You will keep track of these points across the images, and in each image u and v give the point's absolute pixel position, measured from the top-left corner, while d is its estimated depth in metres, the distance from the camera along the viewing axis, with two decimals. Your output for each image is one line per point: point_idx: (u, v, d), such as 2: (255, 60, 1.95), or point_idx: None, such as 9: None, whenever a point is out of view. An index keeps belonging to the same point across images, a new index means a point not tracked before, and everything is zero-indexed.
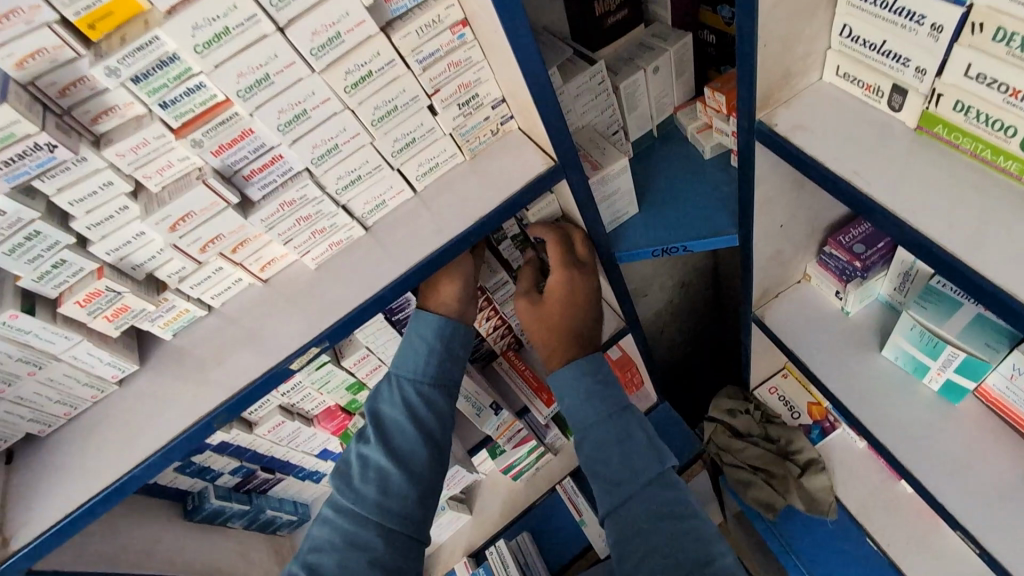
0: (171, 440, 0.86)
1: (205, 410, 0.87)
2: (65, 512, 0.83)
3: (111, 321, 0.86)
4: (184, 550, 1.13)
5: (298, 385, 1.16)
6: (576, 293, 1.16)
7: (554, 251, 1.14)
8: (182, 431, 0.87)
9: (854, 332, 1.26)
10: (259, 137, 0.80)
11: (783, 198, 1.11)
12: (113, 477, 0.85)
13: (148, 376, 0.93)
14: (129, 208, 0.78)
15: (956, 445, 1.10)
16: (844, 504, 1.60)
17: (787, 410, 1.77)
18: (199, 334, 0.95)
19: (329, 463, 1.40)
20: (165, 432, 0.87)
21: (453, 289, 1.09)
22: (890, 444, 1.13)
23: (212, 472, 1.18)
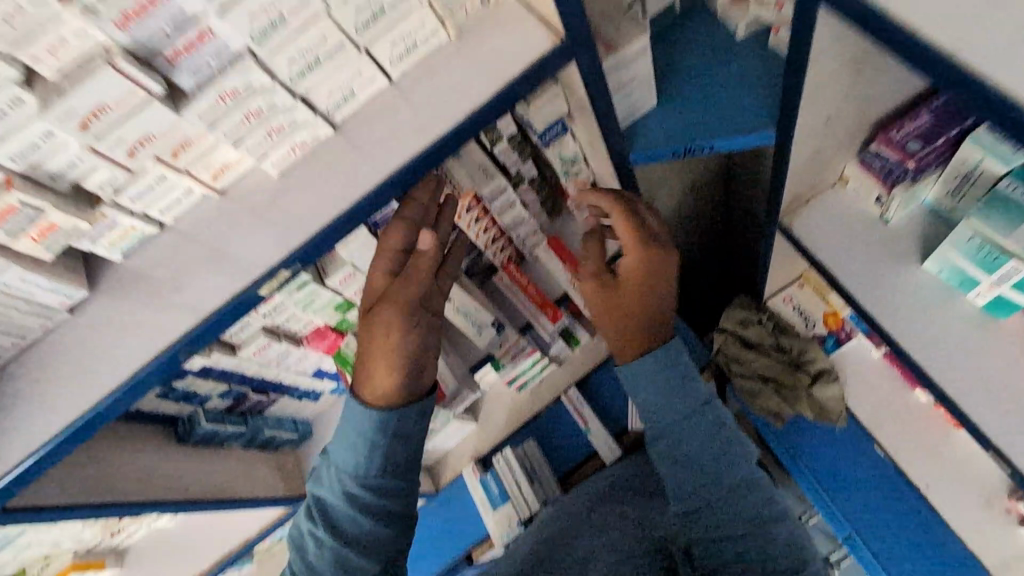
0: (138, 372, 0.80)
1: (172, 338, 0.80)
2: (38, 443, 0.79)
3: (38, 242, 0.74)
4: (182, 472, 1.10)
5: (280, 306, 1.07)
6: (655, 262, 1.01)
7: (626, 221, 1.00)
8: (148, 361, 0.80)
9: (892, 242, 1.12)
10: (176, 3, 0.62)
11: (834, 86, 0.93)
12: (83, 409, 0.79)
13: (103, 302, 0.84)
14: (28, 103, 0.63)
15: (998, 364, 1.01)
16: (854, 415, 1.59)
17: (802, 320, 1.68)
18: (153, 256, 0.84)
19: (325, 382, 1.35)
20: (132, 362, 0.80)
21: (383, 380, 0.95)
22: (925, 361, 1.04)
23: (199, 397, 1.12)
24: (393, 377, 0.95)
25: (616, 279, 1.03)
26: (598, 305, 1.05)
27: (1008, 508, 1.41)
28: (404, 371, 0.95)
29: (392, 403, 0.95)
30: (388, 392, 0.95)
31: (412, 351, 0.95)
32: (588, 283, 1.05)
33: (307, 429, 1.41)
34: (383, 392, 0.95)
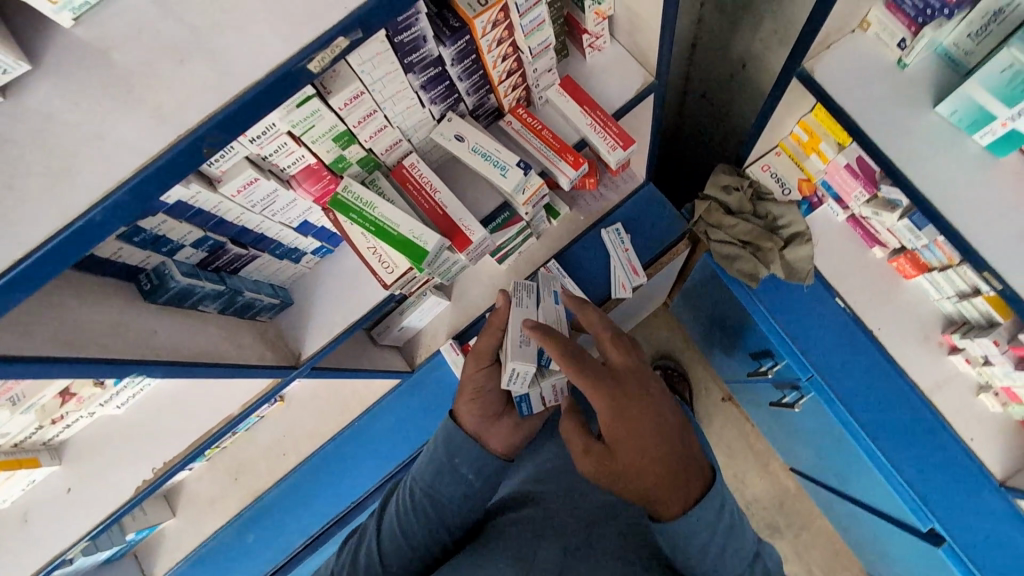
0: (166, 156, 0.60)
1: (204, 114, 0.61)
2: (26, 251, 0.58)
3: (54, 2, 0.57)
4: (175, 335, 0.92)
5: (272, 129, 0.86)
6: (626, 405, 0.92)
7: (583, 378, 0.94)
8: (208, 117, 0.61)
9: (902, 88, 1.23)
10: None
11: None
12: (82, 206, 0.59)
13: (50, 86, 0.61)
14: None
15: (990, 196, 1.16)
16: (820, 272, 1.79)
17: (779, 186, 1.84)
18: (131, 28, 0.63)
19: (310, 241, 1.15)
20: (145, 144, 0.60)
21: (502, 433, 1.16)
22: (937, 203, 1.17)
23: (170, 243, 0.90)
24: (505, 423, 1.18)
25: (604, 444, 0.94)
26: (604, 475, 0.93)
27: (939, 341, 1.69)
28: (480, 407, 1.16)
29: (474, 427, 1.14)
30: (473, 429, 1.15)
31: (475, 392, 1.16)
32: (585, 465, 0.95)
33: (288, 296, 1.21)
34: (472, 425, 1.14)
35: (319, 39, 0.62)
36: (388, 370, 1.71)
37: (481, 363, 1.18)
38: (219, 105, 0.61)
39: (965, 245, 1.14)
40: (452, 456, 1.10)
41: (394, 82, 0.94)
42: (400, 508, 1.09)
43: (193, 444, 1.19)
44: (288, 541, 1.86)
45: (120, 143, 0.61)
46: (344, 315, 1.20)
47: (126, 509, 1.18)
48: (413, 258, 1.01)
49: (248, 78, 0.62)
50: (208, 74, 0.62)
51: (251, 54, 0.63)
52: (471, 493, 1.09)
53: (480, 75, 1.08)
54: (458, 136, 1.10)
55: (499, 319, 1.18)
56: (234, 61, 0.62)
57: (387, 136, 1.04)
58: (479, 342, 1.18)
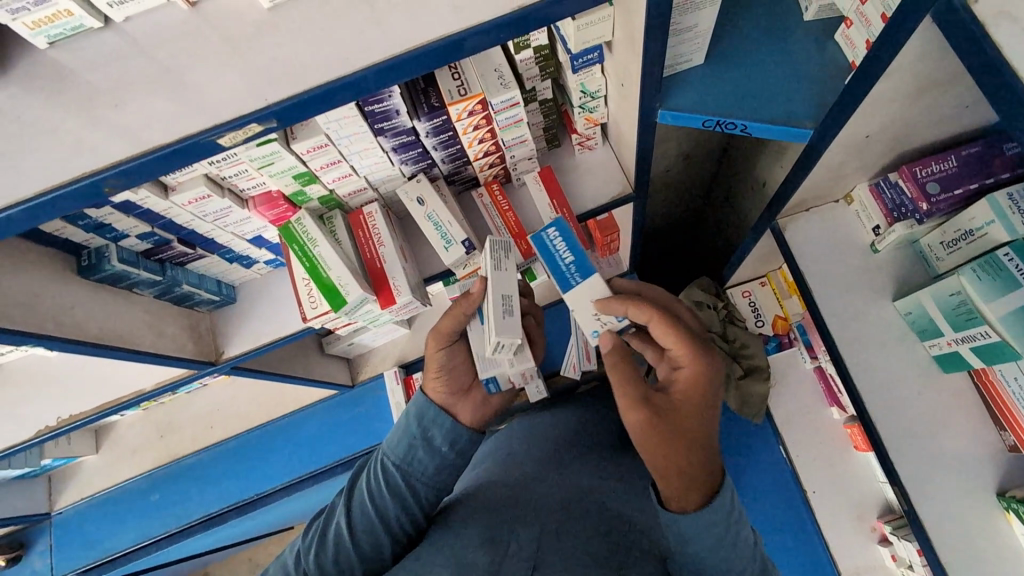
0: (66, 186, 0.66)
1: (109, 161, 0.66)
2: None
3: (33, 29, 0.65)
4: (86, 311, 0.98)
5: (232, 157, 0.93)
6: (720, 382, 0.86)
7: (680, 340, 0.86)
8: (115, 164, 0.66)
9: (871, 274, 1.17)
10: None
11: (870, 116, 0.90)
12: None
13: (11, 95, 0.68)
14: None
15: (931, 413, 1.10)
16: (771, 414, 1.77)
17: (753, 316, 1.81)
18: (91, 62, 0.69)
19: (263, 252, 1.22)
20: (57, 171, 0.66)
21: (471, 405, 1.05)
22: (869, 403, 1.11)
23: (114, 232, 0.97)
24: (474, 395, 1.06)
25: (668, 398, 0.84)
26: (654, 432, 0.82)
27: (872, 525, 1.63)
28: (445, 383, 1.04)
29: (442, 401, 1.03)
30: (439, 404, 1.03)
31: (439, 368, 1.03)
32: (634, 415, 0.84)
33: (231, 295, 1.28)
34: (437, 400, 1.03)
35: (232, 120, 0.66)
36: (325, 380, 1.76)
37: (440, 343, 1.04)
38: (128, 155, 0.67)
39: (886, 453, 1.09)
40: (426, 427, 0.99)
41: (359, 142, 1.00)
42: (371, 482, 0.95)
43: (103, 405, 1.24)
44: (187, 510, 1.91)
45: (38, 164, 0.66)
46: (272, 328, 1.27)
47: (19, 449, 1.20)
48: (334, 303, 1.07)
49: (162, 138, 0.67)
50: (135, 123, 0.67)
51: (175, 112, 0.67)
52: (447, 463, 0.98)
53: (455, 150, 1.13)
54: (420, 199, 1.16)
55: (470, 302, 1.03)
56: (159, 116, 0.67)
57: (350, 182, 1.10)
58: (440, 320, 1.05)
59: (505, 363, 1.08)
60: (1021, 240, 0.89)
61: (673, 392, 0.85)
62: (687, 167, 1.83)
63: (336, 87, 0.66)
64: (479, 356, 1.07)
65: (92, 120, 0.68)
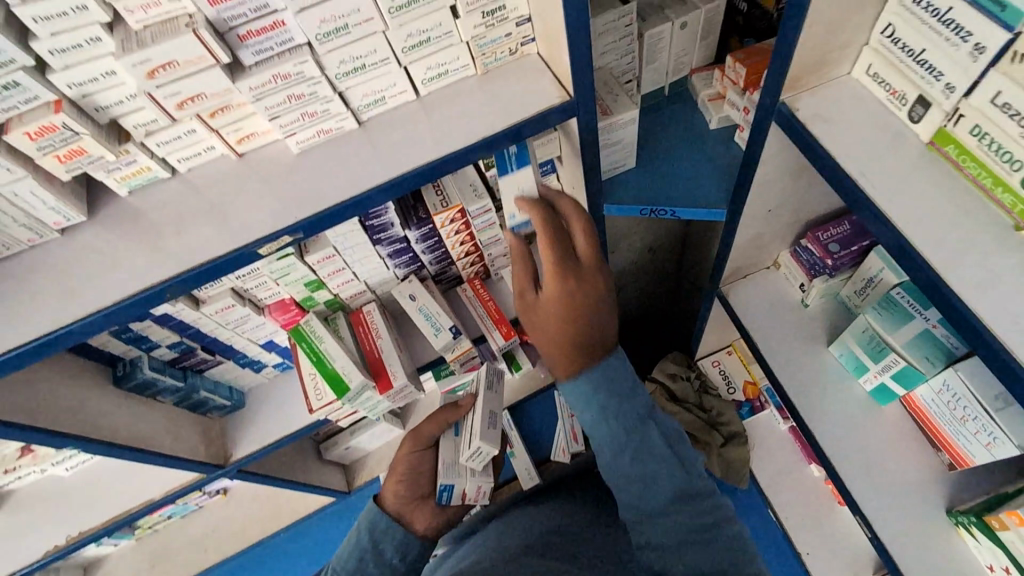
0: (129, 298, 0.81)
1: (162, 276, 0.82)
2: None
3: (121, 181, 0.85)
4: (111, 416, 1.08)
5: (255, 271, 1.10)
6: (579, 300, 1.01)
7: (547, 262, 1.03)
8: (175, 277, 0.82)
9: (806, 326, 1.36)
10: (288, 31, 0.75)
11: (768, 195, 1.14)
12: (48, 329, 0.78)
13: (89, 231, 0.86)
14: (89, 6, 0.65)
15: (874, 443, 1.24)
16: (755, 477, 1.84)
17: (725, 384, 1.94)
18: (157, 201, 0.89)
19: (272, 356, 1.35)
20: (120, 286, 0.81)
21: (426, 513, 1.17)
22: (822, 440, 1.24)
23: (149, 342, 1.12)
24: (431, 504, 1.18)
25: (536, 302, 1.07)
26: (527, 321, 1.09)
27: None
28: (407, 487, 1.18)
29: (401, 506, 1.15)
30: (395, 508, 1.15)
31: (405, 473, 1.20)
32: (517, 306, 1.11)
33: (240, 400, 1.39)
34: (394, 505, 1.15)
35: (267, 235, 0.84)
36: (322, 486, 1.81)
37: (416, 445, 1.25)
38: (177, 271, 0.83)
39: (844, 484, 1.20)
40: (377, 540, 1.08)
41: (360, 251, 1.19)
42: None
43: (111, 519, 1.32)
44: None
45: (103, 282, 0.82)
46: (280, 427, 1.37)
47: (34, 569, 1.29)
48: (338, 391, 1.21)
49: (208, 254, 0.84)
50: (188, 244, 0.85)
51: (221, 232, 0.86)
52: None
53: (441, 252, 1.33)
54: (412, 295, 1.34)
55: (455, 411, 1.27)
56: (207, 238, 0.85)
57: (351, 286, 1.28)
58: (422, 426, 1.27)
59: (464, 475, 1.23)
60: (908, 282, 1.11)
61: (537, 302, 1.06)
62: (647, 257, 2.07)
63: (347, 207, 0.86)
64: (444, 462, 1.23)
65: (153, 245, 0.85)
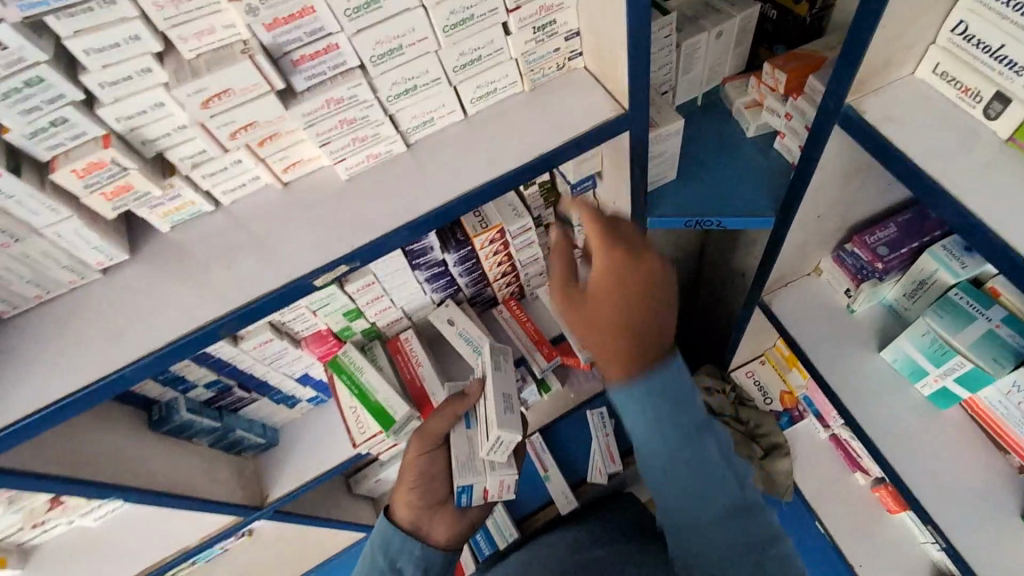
0: (176, 341, 0.76)
1: (211, 314, 0.78)
2: (38, 405, 0.72)
3: (163, 217, 0.81)
4: (148, 462, 1.05)
5: (295, 303, 1.07)
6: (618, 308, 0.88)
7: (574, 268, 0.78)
8: (224, 316, 0.78)
9: (857, 332, 1.32)
10: (342, 54, 0.72)
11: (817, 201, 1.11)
12: (95, 376, 0.74)
13: (130, 270, 0.82)
14: (142, 36, 0.61)
15: (942, 452, 1.19)
16: (800, 489, 1.77)
17: (760, 394, 1.89)
18: (199, 236, 0.85)
19: (307, 390, 1.31)
20: (167, 328, 0.77)
21: (444, 520, 1.09)
22: (887, 451, 1.19)
23: (186, 382, 1.08)
24: (449, 509, 1.10)
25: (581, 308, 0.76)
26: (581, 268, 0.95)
27: None
28: (420, 494, 1.09)
29: (416, 517, 1.07)
30: (410, 518, 1.07)
31: (417, 477, 1.10)
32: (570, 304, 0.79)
33: (274, 438, 1.34)
34: (407, 517, 1.06)
35: (321, 266, 0.80)
36: (354, 522, 1.74)
37: (425, 446, 1.13)
38: (227, 309, 0.78)
39: (916, 498, 1.14)
40: (393, 559, 1.02)
41: (399, 277, 1.16)
42: None
43: (148, 568, 1.29)
44: None
45: (148, 323, 0.78)
46: (316, 464, 1.32)
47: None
48: (382, 423, 1.17)
49: (258, 289, 0.79)
50: (235, 279, 0.81)
51: (269, 265, 0.81)
52: None
53: (477, 274, 1.29)
54: (450, 320, 1.30)
55: (462, 403, 1.14)
56: (255, 272, 0.81)
57: (389, 314, 1.24)
58: (429, 423, 1.14)
59: (484, 469, 1.09)
60: (965, 281, 1.09)
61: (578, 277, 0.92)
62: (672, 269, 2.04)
63: (401, 232, 0.82)
64: (457, 458, 1.10)
65: (198, 282, 0.81)
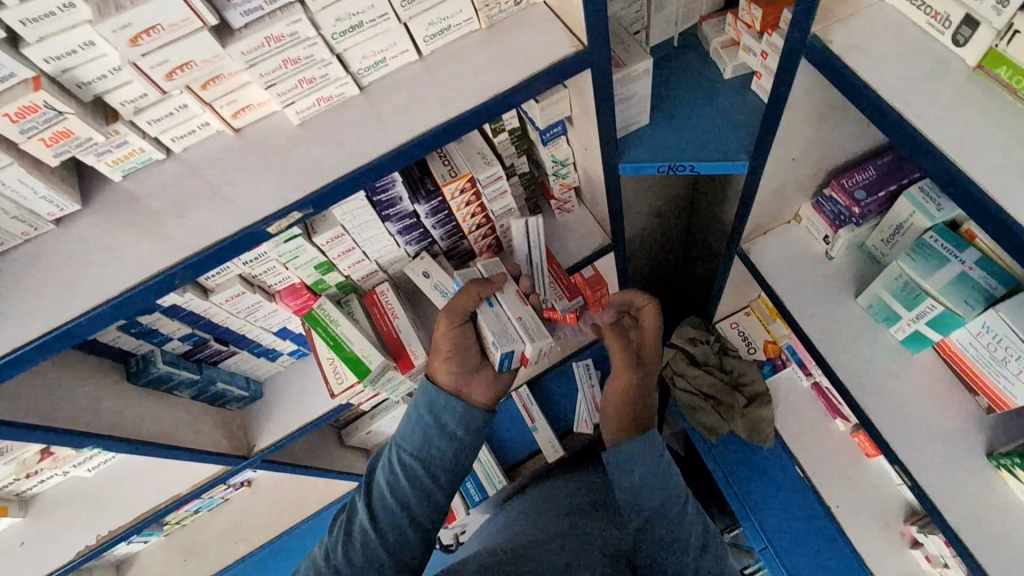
0: (129, 290, 0.76)
1: (164, 263, 0.78)
2: None
3: (113, 166, 0.81)
4: (126, 414, 1.08)
5: (263, 256, 1.07)
6: None
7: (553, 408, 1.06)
8: (177, 265, 0.78)
9: (835, 278, 1.31)
10: None
11: (791, 142, 1.08)
12: (51, 325, 0.75)
13: (84, 222, 0.82)
14: None
15: (915, 394, 1.19)
16: (781, 435, 1.78)
17: (744, 344, 1.89)
18: (151, 186, 0.84)
19: (287, 343, 1.32)
20: (121, 277, 0.77)
21: (483, 383, 1.11)
22: (857, 393, 1.20)
23: (160, 336, 1.10)
24: (486, 372, 1.12)
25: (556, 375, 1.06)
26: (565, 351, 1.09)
27: (901, 530, 1.63)
28: (456, 363, 1.09)
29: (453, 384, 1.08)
30: (451, 384, 1.09)
31: (450, 350, 1.09)
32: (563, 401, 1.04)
33: (259, 390, 1.37)
34: (447, 381, 1.08)
35: (272, 214, 0.79)
36: (345, 473, 1.79)
37: (454, 321, 1.09)
38: (180, 258, 0.78)
39: (884, 439, 1.15)
40: (437, 414, 1.05)
41: (370, 229, 1.15)
42: (387, 475, 1.03)
43: (139, 516, 1.33)
44: None
45: (102, 273, 0.78)
46: (299, 415, 1.35)
47: (66, 570, 1.31)
48: (359, 373, 1.18)
49: (210, 239, 0.79)
50: (187, 229, 0.80)
51: (221, 214, 0.81)
52: (463, 448, 1.05)
53: (451, 226, 1.28)
54: (426, 272, 1.30)
55: (483, 287, 1.10)
56: (206, 221, 0.81)
57: (363, 266, 1.24)
58: (454, 299, 1.09)
59: (521, 339, 1.08)
60: (941, 224, 1.07)
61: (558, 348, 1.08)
62: (659, 221, 2.01)
63: (352, 177, 0.81)
64: (491, 333, 1.07)
65: (151, 232, 0.81)
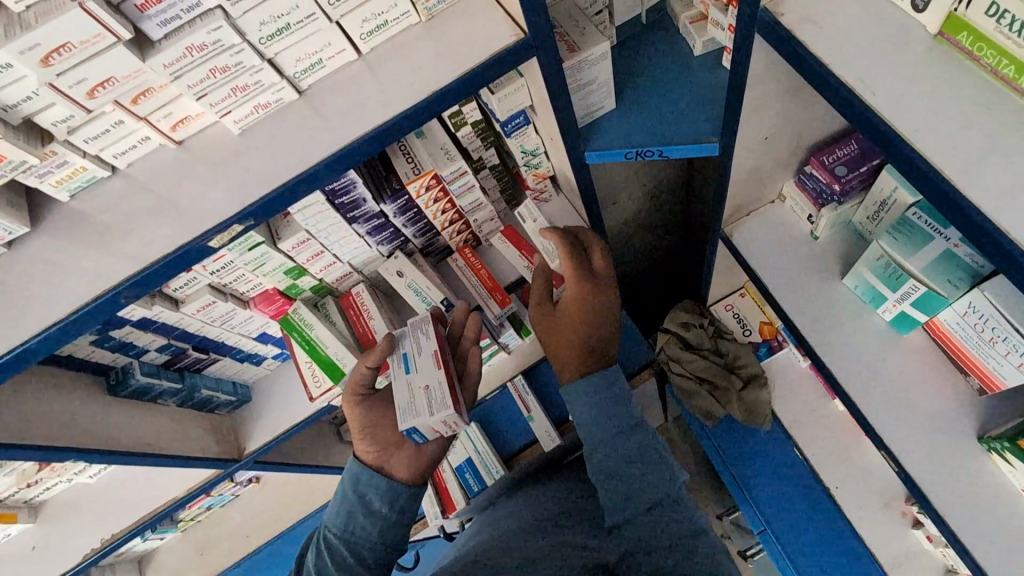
0: (78, 310, 0.77)
1: (111, 281, 0.78)
2: None
3: (59, 186, 0.81)
4: (106, 426, 1.10)
5: (229, 265, 1.07)
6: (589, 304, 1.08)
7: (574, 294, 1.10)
8: (124, 284, 0.78)
9: (821, 258, 1.26)
10: None
11: (762, 121, 1.03)
12: (4, 349, 0.76)
13: (36, 244, 0.83)
14: None
15: (903, 376, 1.14)
16: (778, 417, 1.74)
17: (739, 327, 1.84)
18: (100, 204, 0.84)
19: (269, 348, 1.33)
20: (70, 298, 0.78)
21: (404, 458, 1.04)
22: (844, 378, 1.16)
23: (136, 348, 1.12)
24: (406, 447, 1.04)
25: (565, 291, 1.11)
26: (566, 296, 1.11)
27: (902, 510, 1.59)
28: (371, 440, 1.05)
29: (375, 461, 1.04)
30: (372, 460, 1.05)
31: (359, 427, 1.05)
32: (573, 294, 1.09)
33: (246, 394, 1.38)
34: (369, 458, 1.05)
35: (214, 226, 0.79)
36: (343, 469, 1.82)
37: (359, 397, 1.08)
38: (126, 277, 0.78)
39: (870, 424, 1.12)
40: (362, 493, 1.02)
41: (337, 232, 1.14)
42: (318, 559, 1.01)
43: (139, 520, 1.37)
44: None
45: (52, 295, 0.79)
46: (284, 417, 1.36)
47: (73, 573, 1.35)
48: (333, 376, 1.18)
49: (155, 254, 0.79)
50: (134, 246, 0.80)
51: (165, 229, 0.80)
52: (389, 524, 1.01)
53: (423, 223, 1.26)
54: (399, 272, 1.28)
55: (375, 355, 1.06)
56: (152, 237, 0.80)
57: (335, 269, 1.24)
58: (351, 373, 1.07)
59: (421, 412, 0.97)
60: (923, 200, 1.00)
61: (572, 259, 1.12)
62: (652, 204, 1.96)
63: (292, 184, 0.80)
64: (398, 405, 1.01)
65: (98, 251, 0.81)
